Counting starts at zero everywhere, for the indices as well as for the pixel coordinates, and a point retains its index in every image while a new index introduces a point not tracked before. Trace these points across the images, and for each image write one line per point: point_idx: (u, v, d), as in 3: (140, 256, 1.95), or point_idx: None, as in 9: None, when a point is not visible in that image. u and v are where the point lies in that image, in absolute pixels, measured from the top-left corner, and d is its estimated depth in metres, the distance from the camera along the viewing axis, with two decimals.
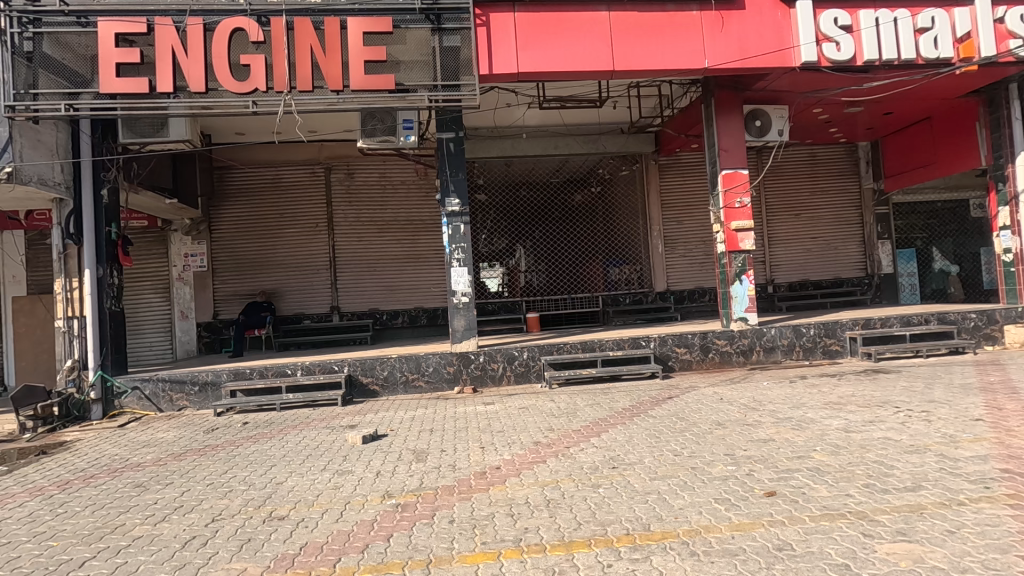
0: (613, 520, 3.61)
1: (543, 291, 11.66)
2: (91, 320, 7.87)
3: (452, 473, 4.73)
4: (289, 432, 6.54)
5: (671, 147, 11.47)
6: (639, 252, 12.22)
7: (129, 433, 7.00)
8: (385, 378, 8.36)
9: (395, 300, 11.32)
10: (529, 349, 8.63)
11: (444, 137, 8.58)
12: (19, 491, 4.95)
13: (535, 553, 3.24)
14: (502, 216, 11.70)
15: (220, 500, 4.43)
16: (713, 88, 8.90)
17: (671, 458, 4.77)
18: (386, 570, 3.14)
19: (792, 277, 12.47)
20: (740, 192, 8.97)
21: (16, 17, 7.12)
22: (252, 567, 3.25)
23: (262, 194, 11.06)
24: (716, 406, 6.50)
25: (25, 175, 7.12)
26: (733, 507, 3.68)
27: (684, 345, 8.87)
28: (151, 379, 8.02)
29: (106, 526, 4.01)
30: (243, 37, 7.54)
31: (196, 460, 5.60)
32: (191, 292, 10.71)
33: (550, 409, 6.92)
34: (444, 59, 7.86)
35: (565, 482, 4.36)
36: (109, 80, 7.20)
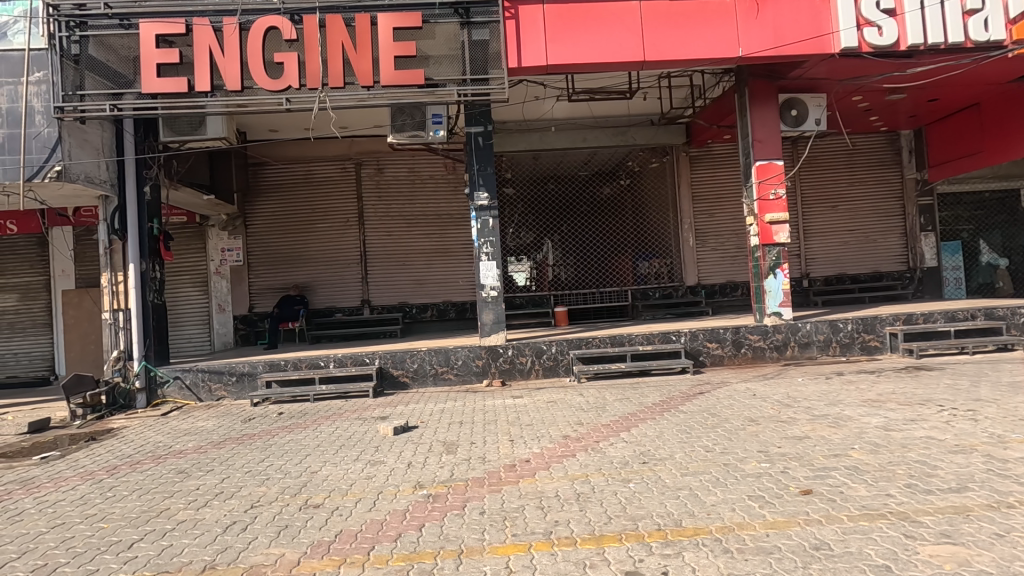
0: (644, 515, 3.59)
1: (571, 284, 11.63)
2: (135, 312, 8.18)
3: (482, 465, 4.78)
4: (322, 422, 6.69)
5: (702, 138, 11.24)
6: (670, 245, 12.07)
7: (171, 421, 7.27)
8: (415, 371, 8.47)
9: (424, 294, 11.44)
10: (557, 344, 8.62)
11: (473, 132, 8.61)
12: (70, 475, 5.20)
13: (566, 545, 3.25)
14: (530, 210, 11.70)
15: (258, 487, 4.56)
16: (746, 77, 8.69)
17: (703, 454, 4.71)
18: (418, 559, 3.20)
19: (828, 271, 12.11)
20: (774, 184, 8.75)
21: (63, 21, 7.38)
22: (290, 553, 3.36)
23: (295, 190, 11.28)
24: (749, 402, 6.40)
25: (73, 173, 7.40)
26: (768, 505, 3.61)
27: (716, 340, 8.74)
28: (191, 370, 8.30)
29: (152, 510, 4.18)
30: (277, 36, 7.69)
31: (234, 449, 5.78)
32: (228, 286, 11.08)
33: (580, 403, 6.90)
34: (473, 52, 7.86)
35: (595, 476, 4.36)
36: (150, 81, 7.44)
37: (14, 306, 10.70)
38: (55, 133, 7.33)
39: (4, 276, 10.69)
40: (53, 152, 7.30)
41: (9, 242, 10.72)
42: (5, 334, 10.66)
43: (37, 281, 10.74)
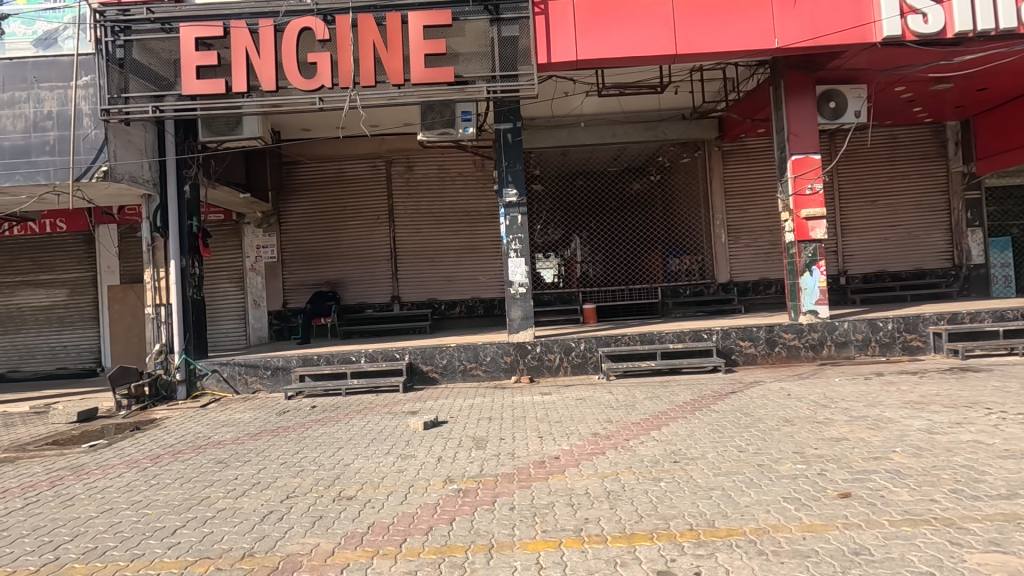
0: (675, 514, 3.55)
1: (600, 281, 11.56)
2: (176, 307, 8.47)
3: (511, 461, 4.79)
4: (354, 416, 6.80)
5: (735, 132, 11.07)
6: (701, 242, 11.86)
7: (210, 412, 7.52)
8: (444, 366, 8.55)
9: (453, 290, 11.52)
10: (586, 341, 8.57)
11: (502, 128, 8.61)
12: (117, 462, 5.43)
13: (596, 543, 3.24)
14: (558, 206, 11.64)
15: (293, 478, 4.67)
16: (782, 69, 8.48)
17: (736, 455, 4.62)
18: (450, 553, 3.23)
19: (867, 268, 11.74)
20: (811, 178, 8.51)
21: (109, 26, 7.67)
22: (325, 543, 3.43)
23: (327, 188, 11.49)
24: (783, 402, 6.25)
25: (118, 173, 7.69)
26: (804, 507, 3.53)
27: (749, 338, 8.56)
28: (229, 363, 8.55)
29: (193, 498, 4.33)
30: (310, 36, 7.83)
31: (270, 440, 5.94)
32: (263, 282, 11.36)
33: (608, 401, 6.85)
34: (503, 49, 7.86)
35: (624, 474, 4.32)
36: (190, 83, 7.68)
37: (63, 301, 11.20)
38: (102, 134, 7.61)
39: (54, 272, 11.18)
40: (100, 153, 7.58)
41: (59, 239, 11.21)
42: (55, 327, 11.17)
43: (85, 276, 11.21)
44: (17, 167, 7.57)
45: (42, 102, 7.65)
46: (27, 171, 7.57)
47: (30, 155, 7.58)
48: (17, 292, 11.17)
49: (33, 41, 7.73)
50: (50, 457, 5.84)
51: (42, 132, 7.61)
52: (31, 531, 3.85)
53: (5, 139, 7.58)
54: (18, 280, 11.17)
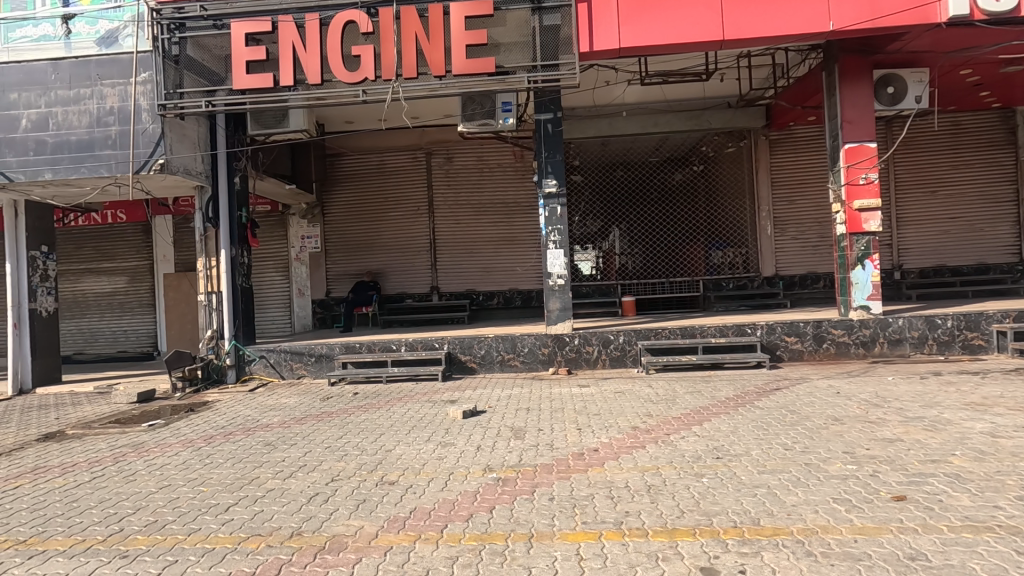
0: (719, 511, 3.49)
1: (639, 273, 11.42)
2: (226, 294, 8.81)
3: (550, 452, 4.80)
4: (394, 403, 6.95)
5: (784, 120, 10.60)
6: (745, 234, 11.53)
7: (258, 397, 7.81)
8: (482, 357, 8.62)
9: (491, 281, 11.58)
10: (625, 334, 8.48)
11: (542, 119, 8.56)
12: (174, 441, 5.71)
13: (637, 536, 3.21)
14: (597, 197, 11.52)
15: (337, 462, 4.81)
16: (836, 53, 8.12)
17: (781, 452, 4.50)
18: (490, 540, 3.27)
19: (924, 262, 11.19)
20: (865, 168, 8.12)
21: (165, 24, 7.98)
22: (368, 525, 3.52)
23: (369, 179, 11.69)
24: (832, 400, 6.03)
25: (174, 166, 8.02)
26: (855, 509, 3.40)
27: (795, 334, 8.29)
28: (276, 349, 8.85)
29: (244, 478, 4.52)
30: (354, 30, 7.95)
31: (315, 425, 6.13)
32: (307, 271, 11.67)
33: (648, 395, 6.77)
34: (545, 38, 7.79)
35: (665, 469, 4.27)
36: (241, 78, 7.93)
37: (123, 288, 11.81)
38: (159, 128, 7.95)
39: (115, 260, 11.80)
40: (157, 146, 7.93)
41: (119, 229, 11.79)
42: (116, 312, 11.80)
43: (143, 265, 11.78)
44: (81, 160, 7.98)
45: (105, 98, 8.03)
46: (91, 165, 7.98)
47: (94, 149, 7.99)
48: (82, 279, 11.85)
49: (97, 40, 8.13)
50: (113, 435, 6.19)
51: (104, 127, 8.00)
52: (99, 503, 4.10)
53: (71, 134, 8.01)
54: (83, 267, 11.84)
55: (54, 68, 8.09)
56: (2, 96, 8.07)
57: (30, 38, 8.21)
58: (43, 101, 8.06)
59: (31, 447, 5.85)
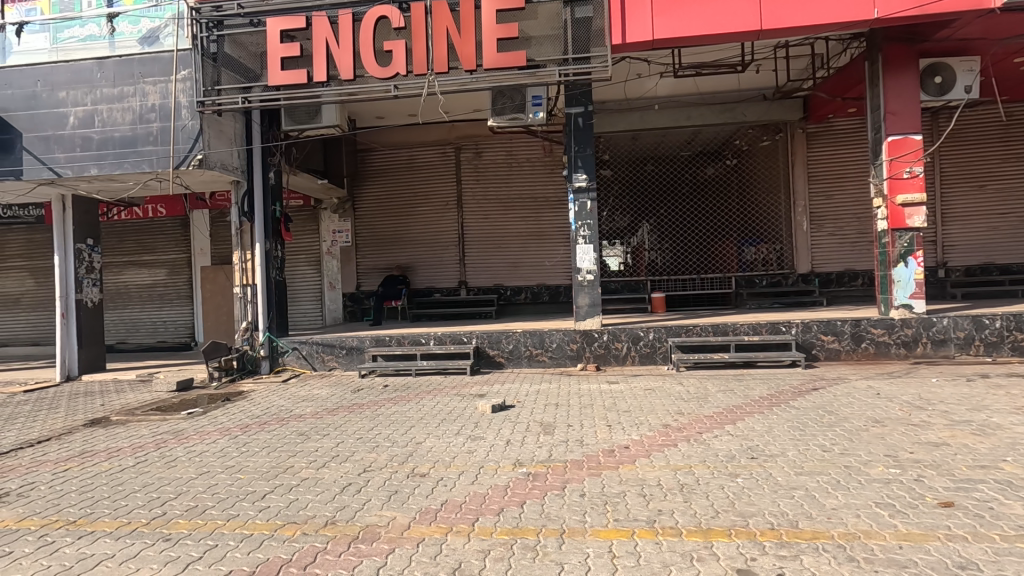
0: (754, 512, 3.41)
1: (668, 269, 11.25)
2: (260, 287, 9.01)
3: (580, 448, 4.78)
4: (424, 396, 7.02)
5: (822, 112, 10.24)
6: (780, 230, 11.25)
7: (291, 387, 7.98)
8: (511, 351, 8.62)
9: (519, 276, 11.56)
10: (655, 330, 8.38)
11: (572, 112, 8.46)
12: (212, 429, 5.88)
13: (671, 536, 3.17)
14: (626, 192, 11.39)
15: (369, 453, 4.88)
16: (880, 42, 7.83)
17: (820, 454, 4.38)
18: (521, 534, 3.27)
19: (971, 260, 10.72)
20: (910, 161, 7.81)
21: (204, 23, 8.18)
22: (400, 517, 3.56)
23: (399, 174, 11.80)
24: (872, 402, 5.84)
25: (211, 162, 8.23)
26: (899, 515, 3.29)
27: (832, 332, 8.05)
28: (308, 342, 9.01)
29: (279, 466, 4.62)
30: (386, 25, 8.00)
31: (346, 416, 6.23)
32: (338, 265, 11.84)
33: (679, 392, 6.68)
34: (576, 30, 7.71)
35: (699, 468, 4.20)
36: (276, 74, 8.06)
37: (163, 280, 12.19)
38: (197, 125, 8.14)
39: (155, 253, 12.18)
40: (195, 142, 8.13)
41: (159, 223, 12.16)
42: (156, 304, 12.19)
43: (181, 258, 12.13)
44: (125, 156, 8.25)
45: (147, 95, 8.27)
46: (134, 160, 8.24)
47: (137, 145, 8.24)
48: (124, 271, 12.28)
49: (138, 39, 8.39)
50: (155, 422, 6.41)
51: (146, 123, 8.23)
52: (142, 487, 4.24)
53: (116, 131, 8.28)
54: (125, 260, 12.26)
55: (99, 66, 8.36)
56: (51, 95, 8.39)
57: (77, 38, 8.53)
58: (89, 99, 8.34)
59: (78, 431, 6.10)
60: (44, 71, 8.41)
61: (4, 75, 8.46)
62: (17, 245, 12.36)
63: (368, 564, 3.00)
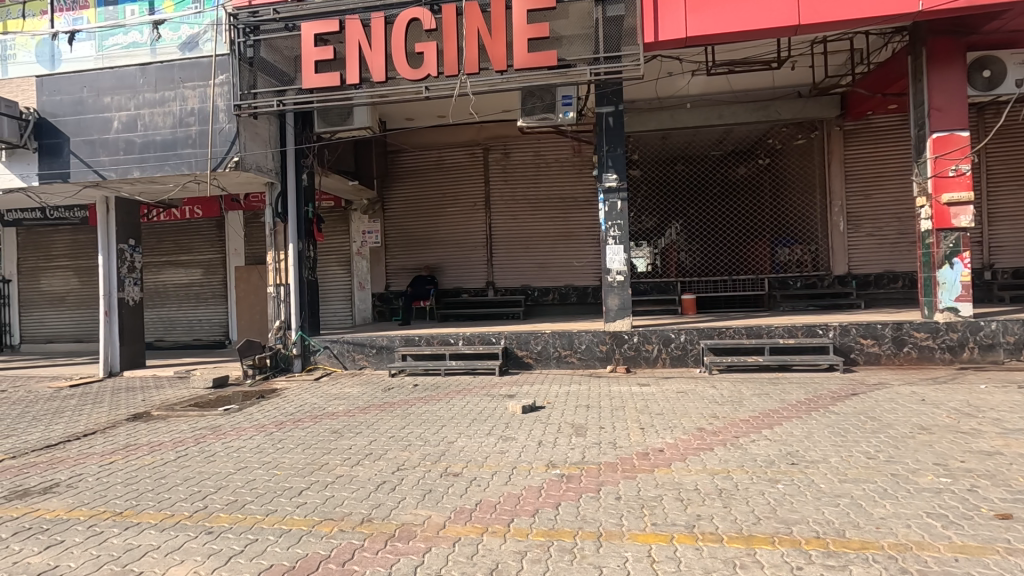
0: (798, 520, 3.31)
1: (698, 270, 11.09)
2: (293, 286, 9.16)
3: (613, 450, 4.72)
4: (454, 396, 7.05)
5: (861, 109, 9.97)
6: (815, 230, 10.96)
7: (323, 386, 8.09)
8: (539, 352, 8.59)
9: (547, 277, 11.52)
10: (686, 332, 8.24)
11: (603, 112, 8.39)
12: (248, 426, 6.00)
13: (711, 541, 3.09)
14: (655, 192, 11.25)
15: (402, 452, 4.90)
16: (924, 35, 7.56)
17: (864, 461, 4.24)
18: (558, 536, 3.24)
19: (1020, 261, 10.28)
20: (956, 158, 7.52)
21: (241, 28, 8.37)
22: (436, 515, 3.56)
23: (427, 175, 11.88)
24: (916, 408, 5.64)
25: (247, 163, 8.42)
26: (954, 526, 3.15)
27: (872, 336, 7.80)
28: (339, 341, 9.13)
29: (314, 463, 4.67)
30: (418, 27, 8.06)
31: (378, 414, 6.29)
32: (368, 265, 11.98)
33: (712, 396, 6.55)
34: (608, 29, 7.65)
35: (737, 472, 4.11)
36: (310, 77, 8.18)
37: (198, 279, 12.51)
38: (234, 128, 8.34)
39: (191, 254, 12.52)
40: (232, 145, 8.33)
41: (196, 224, 12.48)
42: (192, 302, 12.52)
43: (216, 258, 12.43)
44: (165, 159, 8.49)
45: (186, 100, 8.49)
46: (174, 163, 8.47)
47: (177, 148, 8.47)
48: (163, 271, 12.65)
49: (179, 45, 8.71)
50: (193, 417, 6.57)
51: (186, 127, 8.46)
52: (184, 481, 4.35)
53: (157, 135, 8.53)
54: (164, 260, 12.64)
55: (142, 72, 8.59)
56: (97, 100, 8.68)
57: (120, 45, 8.89)
58: (133, 104, 8.60)
59: (121, 425, 6.29)
60: (89, 77, 8.70)
61: (54, 82, 8.77)
62: (63, 245, 12.85)
63: (405, 562, 3.00)
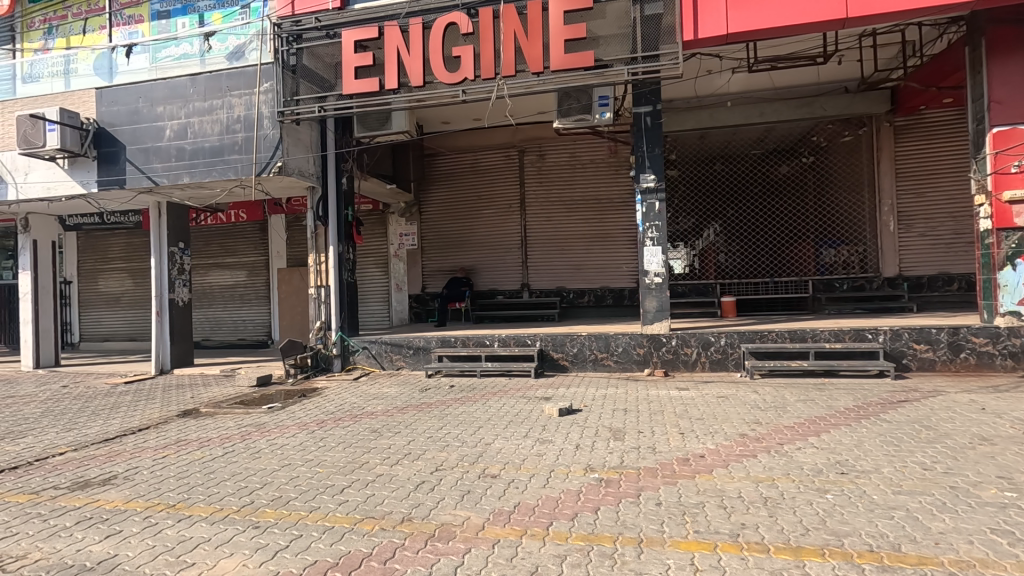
0: (849, 532, 3.18)
1: (738, 272, 10.85)
2: (333, 288, 9.38)
3: (653, 455, 4.64)
4: (490, 397, 7.08)
5: (912, 104, 9.56)
6: (863, 230, 10.56)
7: (362, 385, 8.25)
8: (575, 355, 8.53)
9: (582, 279, 11.45)
10: (726, 336, 8.05)
11: (640, 112, 8.28)
12: (291, 424, 6.17)
13: (757, 552, 3.00)
14: (694, 192, 11.04)
15: (440, 452, 4.95)
16: (983, 25, 7.19)
17: (920, 472, 4.04)
18: (598, 541, 3.21)
19: None
20: (1019, 153, 7.11)
21: (285, 37, 8.64)
22: (474, 517, 3.58)
23: (464, 178, 11.98)
24: (977, 417, 5.34)
25: (289, 168, 8.68)
26: (1020, 544, 2.97)
27: (926, 341, 7.45)
28: (377, 341, 9.28)
29: (356, 462, 4.77)
30: (455, 31, 8.14)
31: (416, 415, 6.36)
32: (405, 267, 12.15)
33: (755, 401, 6.38)
34: (645, 28, 7.55)
35: (783, 481, 3.98)
36: (350, 83, 8.37)
37: (243, 281, 12.93)
38: (278, 134, 8.61)
39: (236, 256, 12.96)
40: (275, 151, 8.58)
41: (241, 227, 12.92)
42: (237, 303, 12.96)
43: (260, 260, 12.82)
44: (213, 164, 8.81)
45: (233, 108, 8.80)
46: (222, 168, 8.78)
47: (224, 154, 8.78)
48: (210, 273, 13.15)
49: (227, 55, 9.05)
50: (239, 415, 6.79)
51: (232, 134, 8.76)
52: (231, 476, 4.50)
53: (205, 142, 8.86)
54: (211, 262, 13.13)
55: (192, 82, 8.95)
56: (151, 110, 9.09)
57: (172, 57, 9.29)
58: (183, 112, 8.96)
59: (173, 421, 6.55)
60: (144, 88, 9.13)
61: (112, 93, 9.23)
62: (119, 248, 13.50)
63: (446, 562, 3.02)
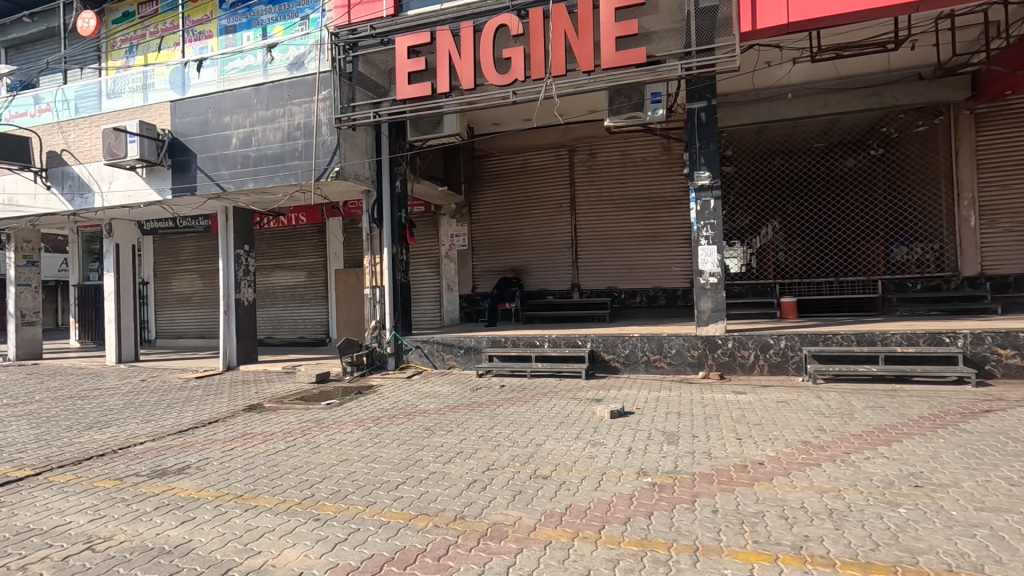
0: (925, 550, 2.98)
1: (799, 271, 10.38)
2: (388, 289, 9.64)
3: (708, 461, 4.52)
4: (539, 398, 7.09)
5: (994, 90, 8.85)
6: (939, 226, 9.87)
7: (415, 384, 8.43)
8: (627, 356, 8.40)
9: (633, 279, 11.27)
10: (787, 338, 7.72)
11: (694, 107, 8.06)
12: (348, 420, 6.39)
13: (822, 566, 2.87)
14: (751, 189, 10.67)
15: (491, 451, 4.99)
16: None
17: (1006, 488, 3.74)
18: (652, 547, 3.15)
19: None
20: None
21: (342, 46, 8.93)
22: (526, 517, 3.59)
23: (514, 178, 12.04)
24: None
25: (347, 173, 8.98)
26: None
27: (1013, 346, 6.89)
28: (429, 341, 9.47)
29: (409, 458, 4.88)
30: (505, 33, 8.18)
31: (467, 414, 6.44)
32: (455, 267, 12.33)
33: (818, 407, 6.08)
34: (700, 21, 7.35)
35: (850, 492, 3.77)
36: (402, 88, 8.55)
37: (303, 281, 13.48)
38: (335, 139, 8.93)
39: (297, 257, 13.53)
40: (333, 156, 8.91)
41: (301, 230, 13.47)
42: (298, 302, 13.52)
43: (318, 261, 13.33)
44: (276, 171, 9.23)
45: (294, 115, 9.19)
46: (283, 174, 9.19)
47: (285, 160, 9.18)
48: (272, 274, 13.78)
49: (287, 65, 9.44)
50: (299, 410, 7.08)
51: (293, 141, 9.15)
52: (293, 469, 4.70)
53: (268, 149, 9.29)
54: (273, 263, 13.76)
55: (256, 92, 9.41)
56: (219, 120, 9.62)
57: (239, 68, 9.73)
58: (248, 121, 9.43)
59: (239, 415, 6.91)
60: (213, 100, 9.68)
61: (185, 105, 9.84)
62: (190, 251, 14.36)
63: (498, 562, 3.05)
